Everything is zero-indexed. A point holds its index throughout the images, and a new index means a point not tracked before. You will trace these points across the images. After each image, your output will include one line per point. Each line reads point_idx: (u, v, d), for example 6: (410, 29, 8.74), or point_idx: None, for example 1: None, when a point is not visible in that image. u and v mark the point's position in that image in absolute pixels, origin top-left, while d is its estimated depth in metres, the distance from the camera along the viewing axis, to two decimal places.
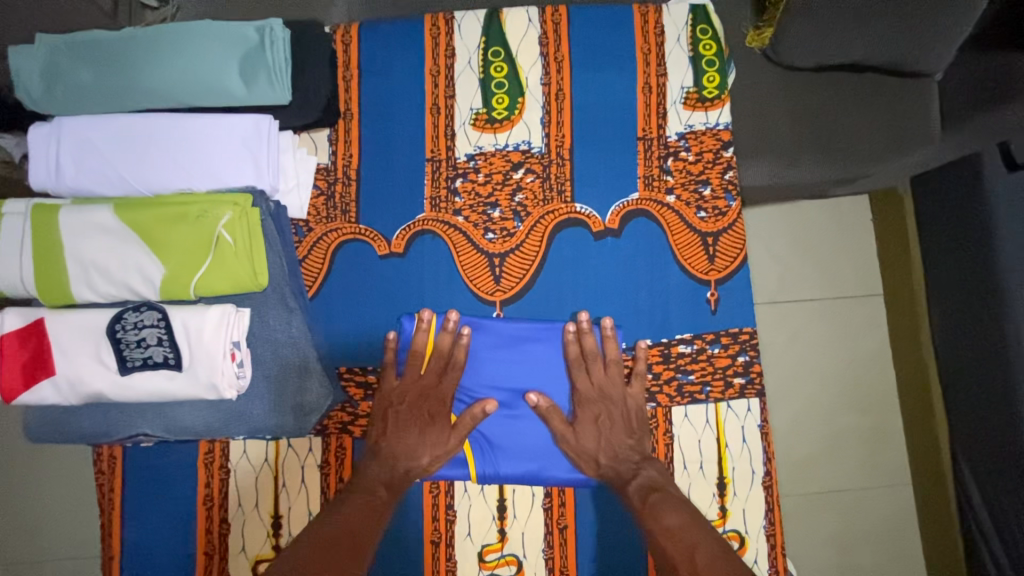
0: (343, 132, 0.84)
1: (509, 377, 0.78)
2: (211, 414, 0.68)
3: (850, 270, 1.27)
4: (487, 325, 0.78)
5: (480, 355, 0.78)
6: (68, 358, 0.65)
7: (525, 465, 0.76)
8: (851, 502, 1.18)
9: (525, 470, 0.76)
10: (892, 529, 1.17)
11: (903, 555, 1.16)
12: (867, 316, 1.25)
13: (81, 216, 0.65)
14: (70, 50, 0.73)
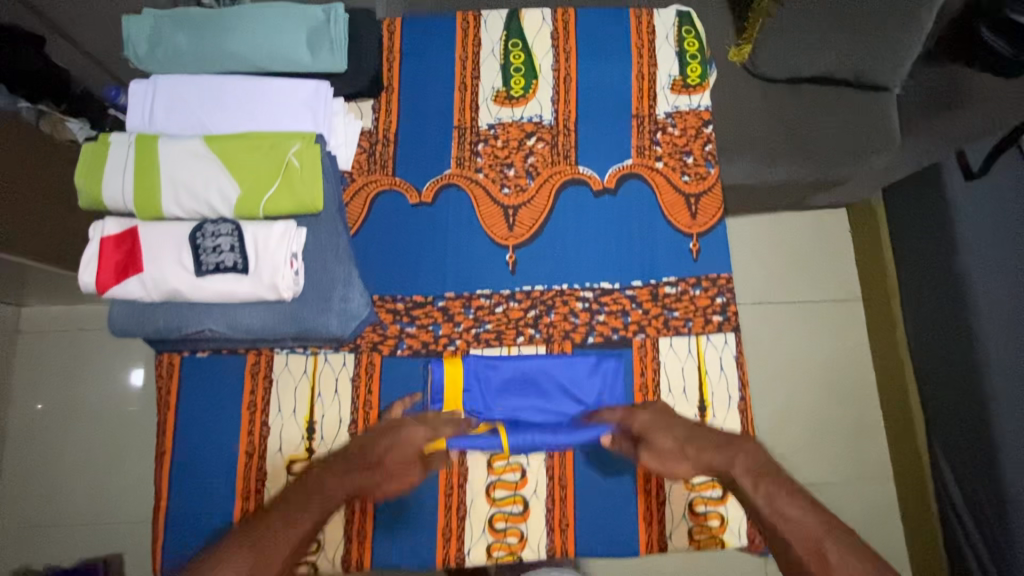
0: (385, 101, 1.00)
1: (529, 407, 0.90)
2: (267, 316, 0.80)
3: (831, 275, 1.52)
4: (500, 363, 0.90)
5: (501, 391, 0.90)
6: (154, 259, 0.78)
7: (550, 436, 0.83)
8: (837, 490, 1.38)
9: (553, 440, 0.82)
10: (877, 514, 1.37)
11: (886, 534, 1.35)
12: (848, 317, 1.49)
13: (177, 146, 0.80)
14: (169, 21, 0.89)
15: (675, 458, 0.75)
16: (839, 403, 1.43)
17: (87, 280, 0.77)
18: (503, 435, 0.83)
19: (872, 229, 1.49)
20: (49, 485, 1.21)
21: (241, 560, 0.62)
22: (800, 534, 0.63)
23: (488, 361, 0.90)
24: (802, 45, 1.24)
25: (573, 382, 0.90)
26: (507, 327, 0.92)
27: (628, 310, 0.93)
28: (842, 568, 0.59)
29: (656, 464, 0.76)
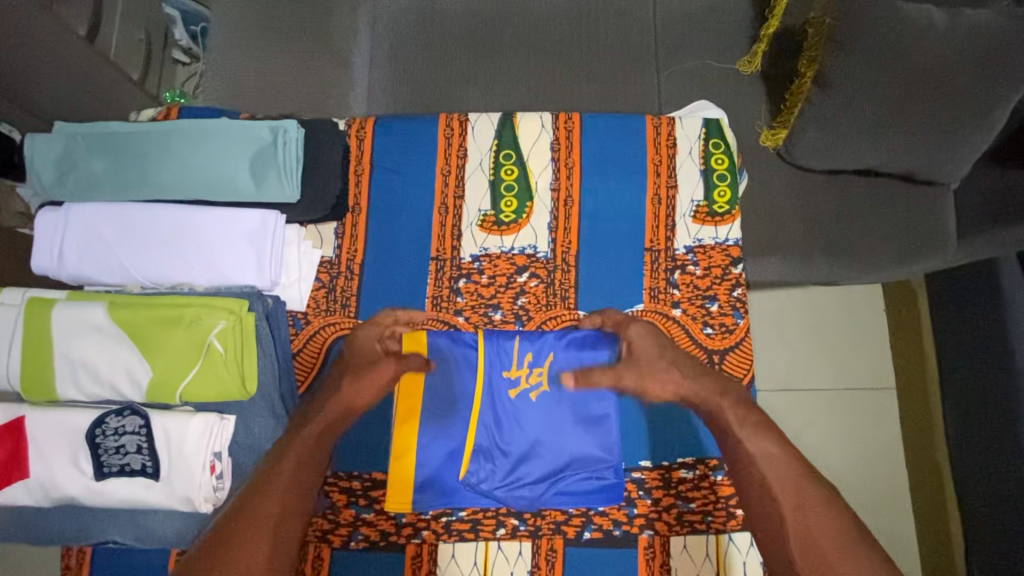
0: (350, 224, 0.84)
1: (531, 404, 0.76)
2: (185, 526, 0.65)
3: (863, 361, 1.31)
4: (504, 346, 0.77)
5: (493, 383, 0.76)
6: (45, 460, 0.63)
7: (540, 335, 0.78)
8: None
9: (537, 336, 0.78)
10: None
11: None
12: (884, 407, 1.28)
13: (74, 314, 0.64)
14: (86, 141, 0.74)
15: (654, 363, 0.73)
16: (870, 511, 1.22)
17: None
18: (480, 336, 0.77)
19: (913, 313, 1.28)
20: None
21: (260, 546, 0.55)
22: (781, 476, 0.61)
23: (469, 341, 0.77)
24: (850, 138, 1.05)
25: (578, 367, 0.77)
26: (485, 516, 0.76)
27: (634, 498, 0.76)
28: (821, 529, 0.56)
29: (642, 380, 0.73)
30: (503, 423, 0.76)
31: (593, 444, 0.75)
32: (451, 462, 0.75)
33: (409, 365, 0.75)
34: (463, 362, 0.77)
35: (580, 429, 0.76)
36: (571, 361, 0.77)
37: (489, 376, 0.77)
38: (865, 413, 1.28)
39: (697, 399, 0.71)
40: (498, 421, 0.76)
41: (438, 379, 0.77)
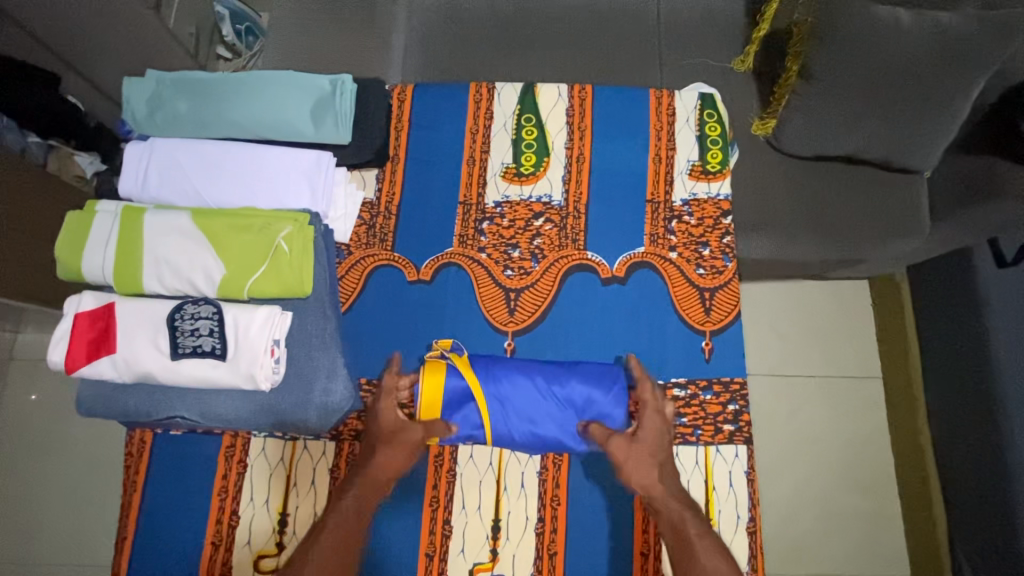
0: (390, 171, 0.97)
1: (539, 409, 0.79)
2: (244, 405, 0.75)
3: (850, 349, 1.38)
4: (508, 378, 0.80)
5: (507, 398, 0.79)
6: (129, 339, 0.73)
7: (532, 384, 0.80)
8: None
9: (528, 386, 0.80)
10: None
11: None
12: (868, 393, 1.35)
13: (162, 219, 0.76)
14: (172, 85, 0.87)
15: (644, 467, 0.75)
16: (855, 486, 1.28)
17: (57, 358, 0.73)
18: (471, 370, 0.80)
19: (896, 302, 1.36)
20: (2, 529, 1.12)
21: None
22: None
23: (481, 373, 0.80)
24: (828, 123, 1.18)
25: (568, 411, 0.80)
26: None
27: None
28: None
29: (630, 471, 0.75)
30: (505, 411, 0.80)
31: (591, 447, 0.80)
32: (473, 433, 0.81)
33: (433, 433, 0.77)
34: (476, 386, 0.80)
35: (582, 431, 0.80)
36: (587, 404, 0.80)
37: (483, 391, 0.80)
38: (851, 400, 1.34)
39: (663, 505, 0.74)
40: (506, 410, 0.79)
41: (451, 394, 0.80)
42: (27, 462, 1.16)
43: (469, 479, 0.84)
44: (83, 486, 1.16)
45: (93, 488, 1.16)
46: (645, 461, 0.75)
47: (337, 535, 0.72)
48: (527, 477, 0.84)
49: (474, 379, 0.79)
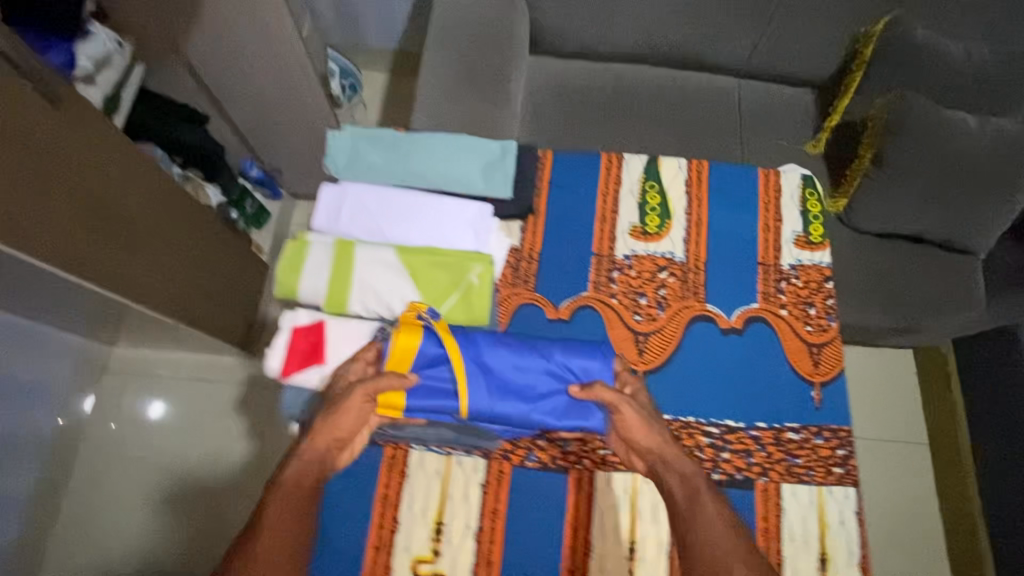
0: (533, 222, 1.10)
1: (502, 374, 0.83)
2: (427, 419, 0.87)
3: (902, 416, 1.49)
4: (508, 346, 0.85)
5: (491, 362, 0.84)
6: (336, 355, 0.84)
7: (527, 356, 0.84)
8: None
9: (523, 358, 0.84)
10: None
11: None
12: (919, 459, 1.46)
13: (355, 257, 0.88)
14: (366, 140, 1.02)
15: (643, 427, 0.83)
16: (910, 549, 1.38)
17: (273, 365, 0.84)
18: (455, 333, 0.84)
19: (942, 372, 1.47)
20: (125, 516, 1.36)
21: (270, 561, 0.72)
22: (722, 536, 0.74)
23: (473, 338, 0.84)
24: (898, 206, 1.33)
25: (543, 379, 0.84)
26: None
27: (751, 450, 0.96)
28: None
29: (636, 432, 0.83)
30: (484, 378, 0.83)
31: (568, 419, 0.83)
32: (445, 402, 0.82)
33: (382, 381, 0.79)
34: (468, 352, 0.83)
35: (551, 401, 0.84)
36: (573, 378, 0.85)
37: (463, 357, 0.83)
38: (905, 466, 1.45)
39: (676, 461, 0.82)
40: (486, 378, 0.83)
41: (422, 358, 0.83)
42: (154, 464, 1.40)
43: (607, 503, 0.92)
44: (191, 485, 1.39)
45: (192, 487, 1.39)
46: (640, 422, 0.83)
47: (294, 494, 0.77)
48: (659, 504, 0.92)
49: (454, 346, 0.83)
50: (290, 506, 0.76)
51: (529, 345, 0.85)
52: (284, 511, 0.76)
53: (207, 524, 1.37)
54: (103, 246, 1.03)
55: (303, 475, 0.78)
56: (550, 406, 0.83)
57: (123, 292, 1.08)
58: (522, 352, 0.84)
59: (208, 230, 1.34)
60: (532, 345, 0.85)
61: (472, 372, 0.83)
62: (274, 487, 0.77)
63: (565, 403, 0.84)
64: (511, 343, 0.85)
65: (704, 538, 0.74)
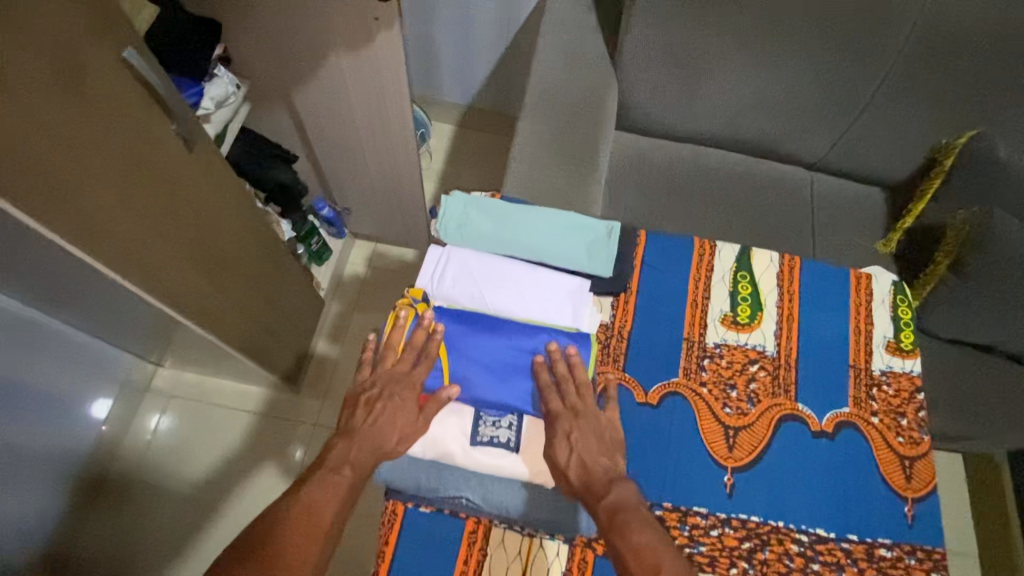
0: (623, 300, 1.10)
1: (489, 357, 0.92)
2: (518, 495, 0.90)
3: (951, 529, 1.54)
4: (490, 333, 0.93)
5: (466, 344, 0.92)
6: (440, 422, 0.88)
7: (493, 339, 0.93)
8: None
9: (491, 341, 0.92)
10: None
11: None
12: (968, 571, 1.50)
13: (462, 326, 0.93)
14: (477, 208, 1.06)
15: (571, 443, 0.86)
16: None
17: None
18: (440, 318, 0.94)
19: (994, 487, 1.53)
20: (130, 508, 1.58)
21: (309, 552, 0.76)
22: (645, 542, 0.77)
23: (456, 325, 0.93)
24: (974, 316, 1.34)
25: (519, 362, 0.92)
26: (721, 554, 0.92)
27: (842, 564, 0.93)
28: None
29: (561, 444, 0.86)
30: (467, 360, 0.91)
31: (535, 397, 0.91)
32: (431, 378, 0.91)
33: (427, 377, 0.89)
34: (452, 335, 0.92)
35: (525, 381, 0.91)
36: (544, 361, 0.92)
37: (447, 341, 0.92)
38: None
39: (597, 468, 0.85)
40: (468, 358, 0.91)
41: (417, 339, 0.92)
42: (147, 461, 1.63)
43: None
44: (175, 481, 1.62)
45: (179, 485, 1.62)
46: (574, 428, 0.87)
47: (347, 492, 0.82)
48: None
49: (435, 326, 0.93)
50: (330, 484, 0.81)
51: (505, 327, 0.94)
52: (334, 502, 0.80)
53: (181, 522, 1.58)
54: (192, 275, 1.05)
55: (341, 455, 0.84)
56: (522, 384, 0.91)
57: (198, 318, 1.14)
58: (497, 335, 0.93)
59: (275, 261, 1.39)
60: (500, 328, 0.94)
61: (452, 353, 0.92)
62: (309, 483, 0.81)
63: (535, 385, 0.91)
64: (489, 325, 0.94)
65: (631, 551, 0.77)
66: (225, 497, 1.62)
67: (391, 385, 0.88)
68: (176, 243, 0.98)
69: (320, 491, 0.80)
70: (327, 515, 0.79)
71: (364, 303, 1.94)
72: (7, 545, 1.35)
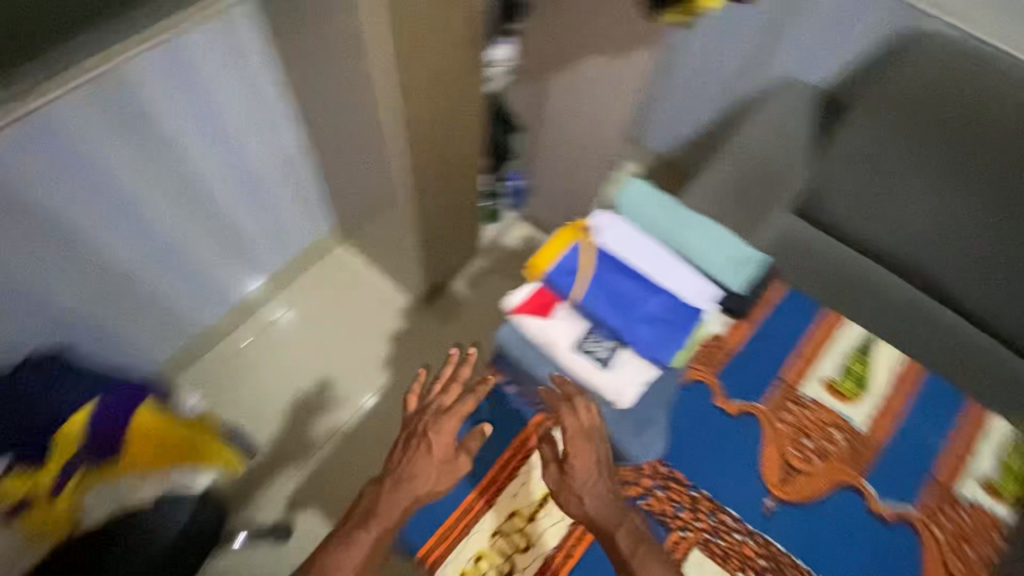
0: (740, 323, 1.21)
1: (620, 295, 1.06)
2: (592, 412, 1.03)
3: None
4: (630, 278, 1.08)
5: (607, 276, 1.07)
6: (559, 321, 1.06)
7: (628, 283, 1.08)
8: None
9: (626, 284, 1.08)
10: None
11: None
12: None
13: (609, 263, 1.09)
14: (651, 196, 1.24)
15: (587, 477, 0.97)
16: None
17: (512, 300, 1.09)
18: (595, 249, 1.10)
19: None
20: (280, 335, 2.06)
21: None
22: None
23: (605, 259, 1.09)
24: None
25: (643, 311, 1.05)
26: (733, 552, 1.01)
27: None
28: None
29: (578, 463, 0.98)
30: (601, 289, 1.06)
31: (643, 346, 1.04)
32: (567, 289, 1.07)
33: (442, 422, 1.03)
34: (600, 265, 1.08)
35: (641, 330, 1.04)
36: (662, 320, 1.05)
37: (592, 268, 1.07)
38: None
39: (606, 503, 0.96)
40: (604, 288, 1.06)
41: (568, 256, 1.08)
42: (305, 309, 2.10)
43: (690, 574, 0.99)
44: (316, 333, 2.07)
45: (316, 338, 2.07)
46: (588, 454, 0.98)
47: (380, 538, 0.96)
48: None
49: (587, 252, 1.09)
50: (367, 536, 0.96)
51: (643, 280, 1.09)
52: (367, 560, 0.96)
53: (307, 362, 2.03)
54: None
55: (363, 532, 0.97)
56: (636, 328, 1.04)
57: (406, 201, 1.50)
58: (633, 282, 1.08)
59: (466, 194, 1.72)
60: (638, 279, 1.08)
61: (593, 279, 1.07)
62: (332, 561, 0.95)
63: (648, 334, 1.04)
64: (630, 273, 1.09)
65: None
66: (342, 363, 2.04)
67: (419, 438, 1.02)
68: (425, 124, 1.44)
69: (341, 555, 0.96)
70: (350, 566, 0.95)
71: (503, 269, 2.24)
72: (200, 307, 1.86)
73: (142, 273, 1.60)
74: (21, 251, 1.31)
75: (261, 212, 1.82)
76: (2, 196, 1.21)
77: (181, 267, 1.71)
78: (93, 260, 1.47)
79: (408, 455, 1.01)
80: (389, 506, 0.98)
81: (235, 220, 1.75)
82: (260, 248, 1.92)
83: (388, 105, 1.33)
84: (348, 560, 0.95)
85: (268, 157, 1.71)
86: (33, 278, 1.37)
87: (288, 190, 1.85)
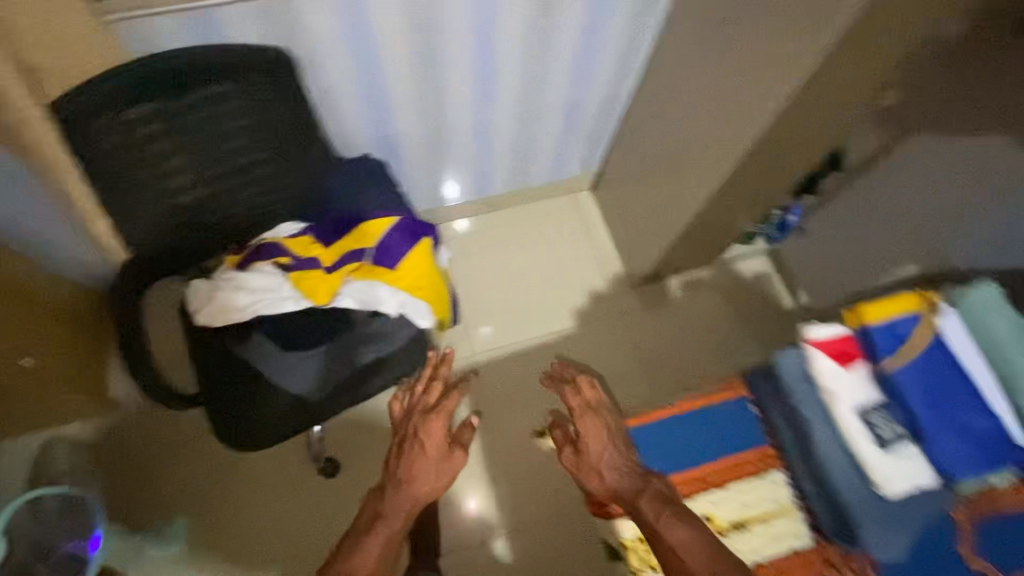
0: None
1: (935, 390, 1.17)
2: (844, 467, 1.20)
3: None
4: (955, 381, 1.17)
5: (933, 367, 1.19)
6: (858, 375, 1.23)
7: (953, 382, 1.17)
8: None
9: (949, 383, 1.17)
10: None
11: None
12: None
13: (938, 356, 1.19)
14: (1000, 307, 1.20)
15: (597, 443, 1.24)
16: None
17: (818, 331, 1.26)
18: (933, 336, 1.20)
19: None
20: (511, 239, 2.21)
21: (366, 556, 1.18)
22: (695, 546, 1.05)
23: (937, 350, 1.20)
24: None
25: (950, 415, 1.16)
26: None
27: None
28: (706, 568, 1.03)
29: (589, 441, 1.25)
30: (916, 375, 1.19)
31: (934, 443, 1.15)
32: (883, 353, 1.22)
33: (442, 404, 1.40)
34: (929, 354, 1.20)
35: (939, 429, 1.16)
36: (964, 433, 1.15)
37: (921, 351, 1.20)
38: None
39: (618, 462, 1.21)
40: (921, 374, 1.19)
41: (903, 327, 1.23)
42: (539, 228, 2.24)
43: None
44: (541, 253, 2.20)
45: (539, 255, 2.19)
46: (594, 428, 1.26)
47: (387, 535, 1.23)
48: None
49: (921, 334, 1.21)
50: (367, 520, 1.26)
51: (968, 392, 1.17)
52: (390, 536, 1.23)
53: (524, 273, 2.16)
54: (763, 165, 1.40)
55: (364, 514, 1.29)
56: (935, 425, 1.16)
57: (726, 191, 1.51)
58: (959, 386, 1.17)
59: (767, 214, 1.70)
60: (962, 387, 1.17)
61: (916, 361, 1.20)
62: (344, 540, 1.24)
63: (947, 439, 1.15)
64: (956, 377, 1.18)
65: (677, 538, 1.07)
66: (552, 288, 2.15)
67: (416, 428, 1.37)
68: (790, 145, 1.39)
69: (354, 542, 1.22)
70: (353, 563, 1.17)
71: (729, 292, 2.19)
72: (469, 185, 2.02)
73: (457, 135, 1.76)
74: (402, 74, 1.47)
75: (565, 130, 1.91)
76: (428, 25, 1.36)
77: (484, 146, 1.84)
78: (441, 108, 1.63)
79: (396, 458, 1.34)
80: (386, 503, 1.28)
81: (541, 129, 1.86)
82: (541, 158, 2.02)
83: (761, 105, 1.28)
84: (359, 555, 1.18)
85: (606, 89, 1.78)
86: (392, 101, 1.54)
87: (596, 118, 1.91)
